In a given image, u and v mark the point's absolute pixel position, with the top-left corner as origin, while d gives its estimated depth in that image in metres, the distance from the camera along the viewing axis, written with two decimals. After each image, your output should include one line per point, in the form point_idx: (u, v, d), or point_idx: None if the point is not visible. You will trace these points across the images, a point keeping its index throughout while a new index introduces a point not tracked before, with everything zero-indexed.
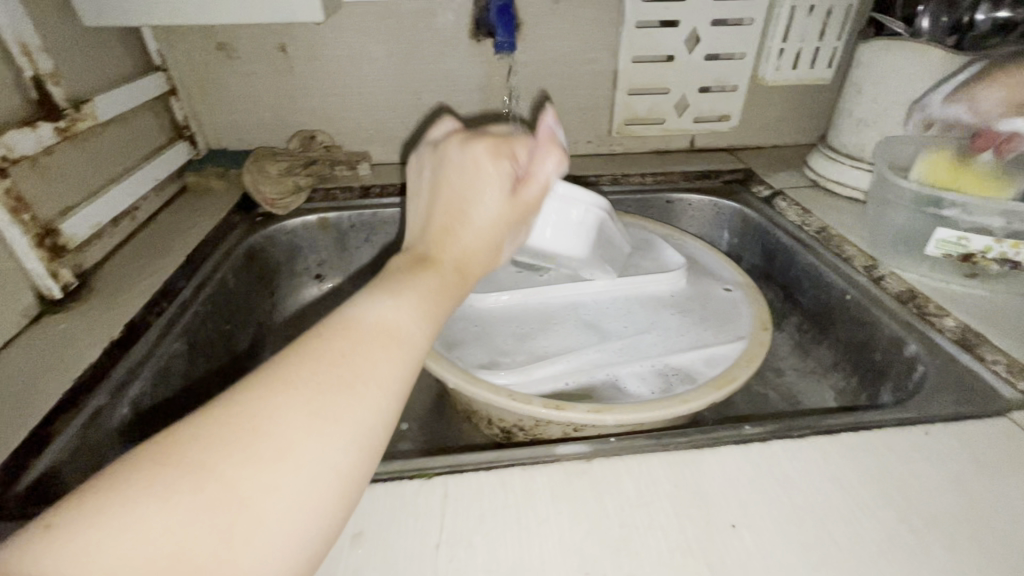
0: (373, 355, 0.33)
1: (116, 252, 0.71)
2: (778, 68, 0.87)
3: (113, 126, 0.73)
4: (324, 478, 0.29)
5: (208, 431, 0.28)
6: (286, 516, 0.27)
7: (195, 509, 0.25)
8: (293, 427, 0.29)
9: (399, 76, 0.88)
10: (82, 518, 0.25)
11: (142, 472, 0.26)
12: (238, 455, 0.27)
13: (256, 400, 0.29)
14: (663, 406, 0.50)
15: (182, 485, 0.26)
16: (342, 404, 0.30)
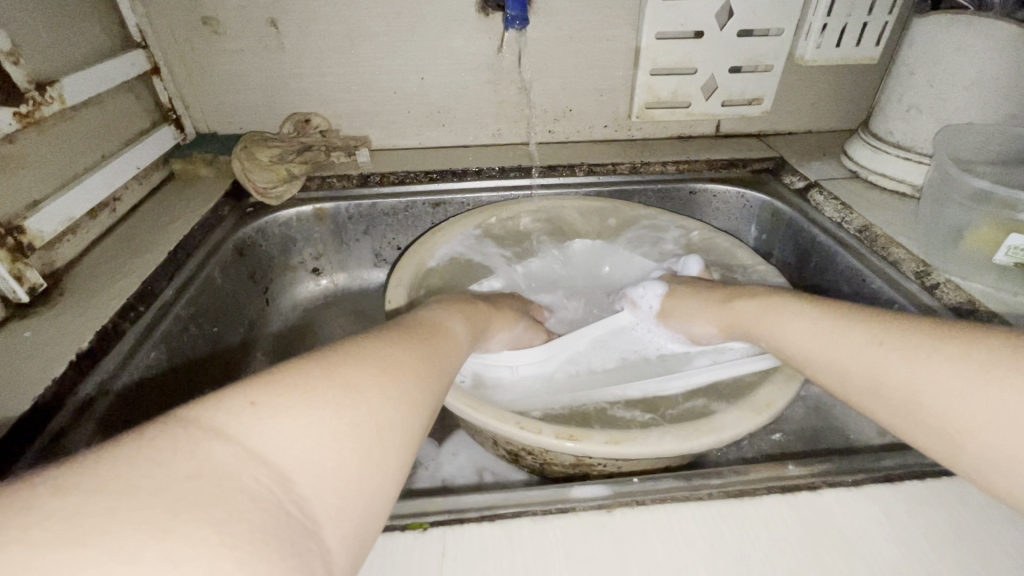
0: (442, 341, 0.42)
1: (93, 247, 0.66)
2: (820, 45, 0.77)
3: (86, 111, 0.67)
4: (430, 423, 0.34)
5: (355, 362, 0.32)
6: (411, 444, 0.31)
7: (357, 421, 0.28)
8: (412, 375, 0.34)
9: (400, 54, 0.81)
10: (269, 406, 0.26)
11: (308, 381, 0.29)
12: (377, 386, 0.31)
13: (383, 351, 0.34)
14: (692, 436, 0.44)
15: (348, 399, 0.29)
16: (433, 368, 0.37)
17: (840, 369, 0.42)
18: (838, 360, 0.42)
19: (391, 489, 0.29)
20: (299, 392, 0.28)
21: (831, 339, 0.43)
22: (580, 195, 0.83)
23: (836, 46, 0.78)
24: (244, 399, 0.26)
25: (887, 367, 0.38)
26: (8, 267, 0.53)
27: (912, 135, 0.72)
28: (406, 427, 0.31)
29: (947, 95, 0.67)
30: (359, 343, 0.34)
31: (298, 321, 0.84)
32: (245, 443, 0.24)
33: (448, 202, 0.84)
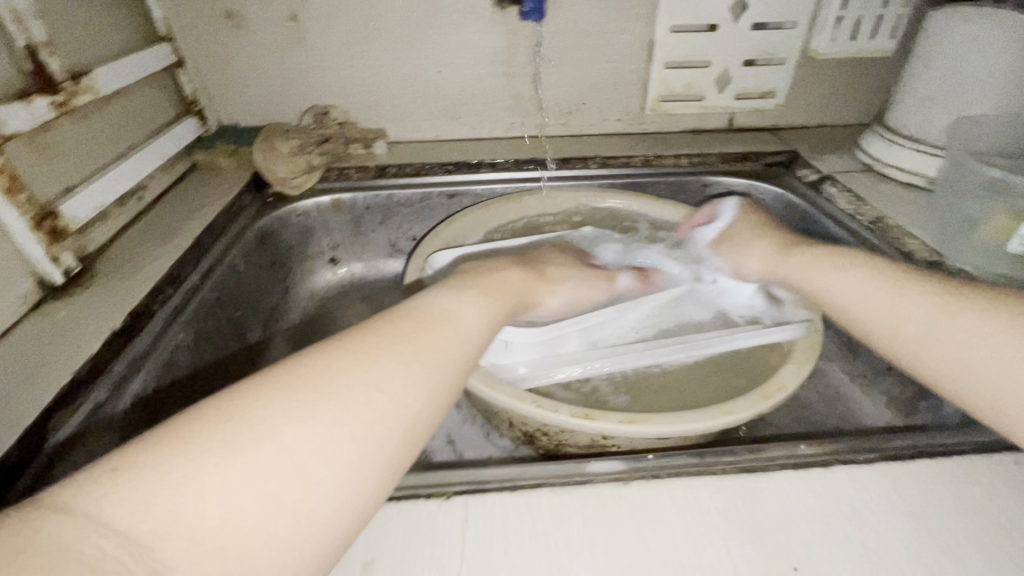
0: (425, 340, 0.37)
1: (121, 234, 0.68)
2: (834, 38, 0.78)
3: (115, 101, 0.69)
4: (372, 453, 0.30)
5: (270, 394, 0.30)
6: (337, 484, 0.28)
7: (254, 468, 0.26)
8: (351, 399, 0.31)
9: (417, 47, 0.82)
10: (143, 466, 0.25)
11: (200, 430, 0.27)
12: (292, 422, 0.29)
13: (315, 370, 0.32)
14: (705, 417, 0.45)
15: (246, 444, 0.27)
16: (394, 380, 0.33)
17: (880, 326, 0.45)
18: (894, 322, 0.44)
19: (300, 535, 0.27)
20: (180, 444, 0.26)
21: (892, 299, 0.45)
22: (594, 186, 0.84)
23: (851, 39, 0.78)
24: (120, 460, 0.26)
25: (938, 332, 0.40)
26: (44, 250, 0.56)
27: (926, 127, 0.72)
28: (322, 462, 0.28)
29: (962, 87, 0.67)
30: (290, 364, 0.32)
31: (315, 309, 0.86)
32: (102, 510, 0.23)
33: (463, 193, 0.85)
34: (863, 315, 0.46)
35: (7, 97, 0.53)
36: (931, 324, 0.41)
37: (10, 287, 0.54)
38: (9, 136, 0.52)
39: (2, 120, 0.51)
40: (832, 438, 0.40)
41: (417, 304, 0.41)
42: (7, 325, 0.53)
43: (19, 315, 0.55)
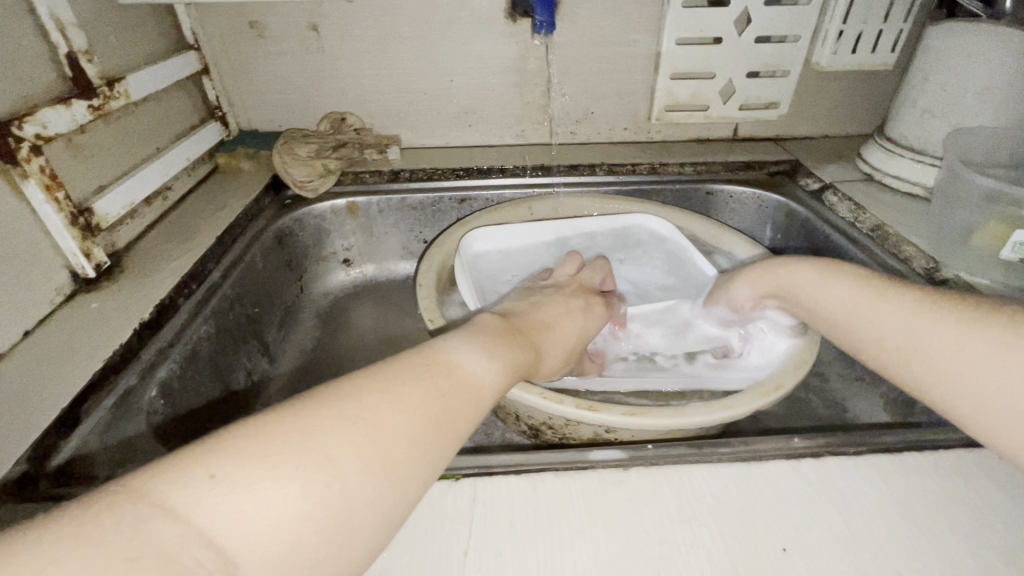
0: (476, 391, 0.38)
1: (148, 231, 0.72)
2: (835, 52, 0.80)
3: (145, 106, 0.72)
4: (412, 500, 0.32)
5: (339, 422, 0.31)
6: (378, 526, 0.30)
7: (321, 505, 0.28)
8: (409, 449, 0.32)
9: (431, 57, 0.86)
10: (229, 480, 0.26)
11: (274, 453, 0.28)
12: (359, 461, 0.30)
13: (380, 403, 0.33)
14: (703, 412, 0.47)
15: (319, 476, 0.28)
16: (444, 434, 0.34)
17: (846, 324, 0.47)
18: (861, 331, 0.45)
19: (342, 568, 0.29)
20: (259, 463, 0.27)
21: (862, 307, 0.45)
22: (600, 193, 0.86)
23: (852, 52, 0.81)
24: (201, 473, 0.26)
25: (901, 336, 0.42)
26: (78, 244, 0.59)
27: (925, 139, 0.74)
28: (375, 506, 0.30)
29: (959, 100, 0.69)
30: (354, 390, 0.33)
31: (328, 308, 0.89)
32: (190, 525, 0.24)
33: (472, 198, 0.88)
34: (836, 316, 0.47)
35: (48, 101, 0.57)
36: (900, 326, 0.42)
37: (46, 279, 0.57)
38: (50, 136, 0.55)
39: (44, 122, 0.54)
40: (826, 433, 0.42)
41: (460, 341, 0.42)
42: (42, 315, 0.56)
43: (54, 306, 0.58)
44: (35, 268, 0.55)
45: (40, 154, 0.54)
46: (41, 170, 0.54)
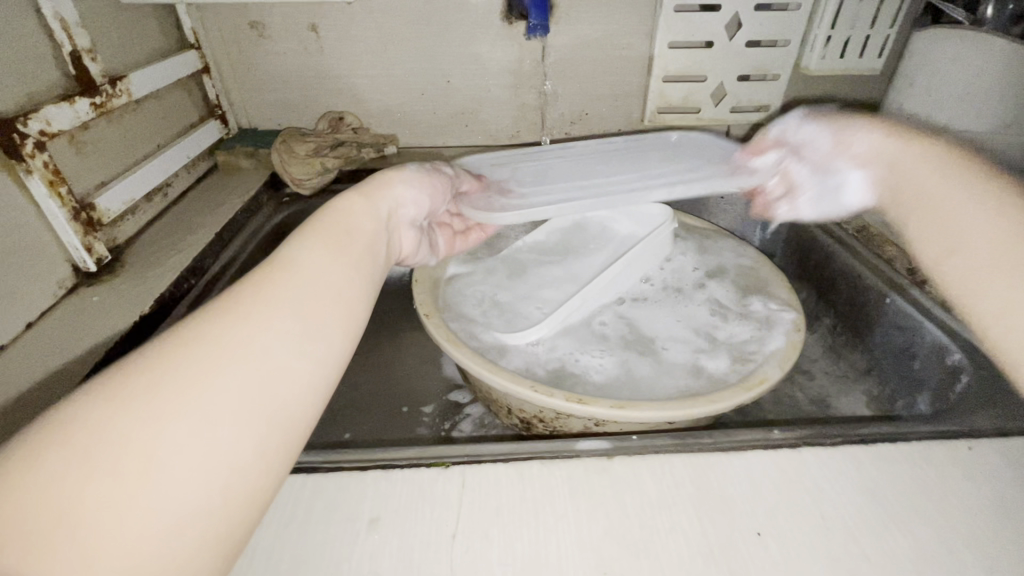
0: (257, 285, 0.35)
1: (148, 226, 0.73)
2: (824, 57, 0.81)
3: (145, 105, 0.74)
4: (214, 401, 0.29)
5: (96, 402, 0.27)
6: (182, 439, 0.27)
7: (75, 462, 0.25)
8: (178, 362, 0.30)
9: (428, 58, 0.87)
10: None
11: (17, 477, 0.24)
12: (106, 404, 0.27)
13: (160, 363, 0.29)
14: (690, 405, 0.49)
15: (56, 448, 0.25)
16: (224, 331, 0.32)
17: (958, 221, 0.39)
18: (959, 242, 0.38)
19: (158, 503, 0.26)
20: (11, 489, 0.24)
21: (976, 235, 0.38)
22: None
23: (841, 57, 0.82)
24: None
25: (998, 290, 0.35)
26: (80, 239, 0.61)
27: None
28: (156, 426, 0.27)
29: (944, 104, 0.71)
30: (113, 368, 0.29)
31: None
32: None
33: None
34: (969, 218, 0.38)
35: (52, 98, 0.58)
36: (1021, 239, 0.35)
37: (48, 272, 0.59)
38: (54, 132, 0.56)
39: (48, 119, 0.56)
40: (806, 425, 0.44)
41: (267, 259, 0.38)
42: (43, 308, 0.58)
43: (55, 299, 0.59)
44: (37, 262, 0.57)
45: (45, 150, 0.56)
46: (44, 165, 0.55)
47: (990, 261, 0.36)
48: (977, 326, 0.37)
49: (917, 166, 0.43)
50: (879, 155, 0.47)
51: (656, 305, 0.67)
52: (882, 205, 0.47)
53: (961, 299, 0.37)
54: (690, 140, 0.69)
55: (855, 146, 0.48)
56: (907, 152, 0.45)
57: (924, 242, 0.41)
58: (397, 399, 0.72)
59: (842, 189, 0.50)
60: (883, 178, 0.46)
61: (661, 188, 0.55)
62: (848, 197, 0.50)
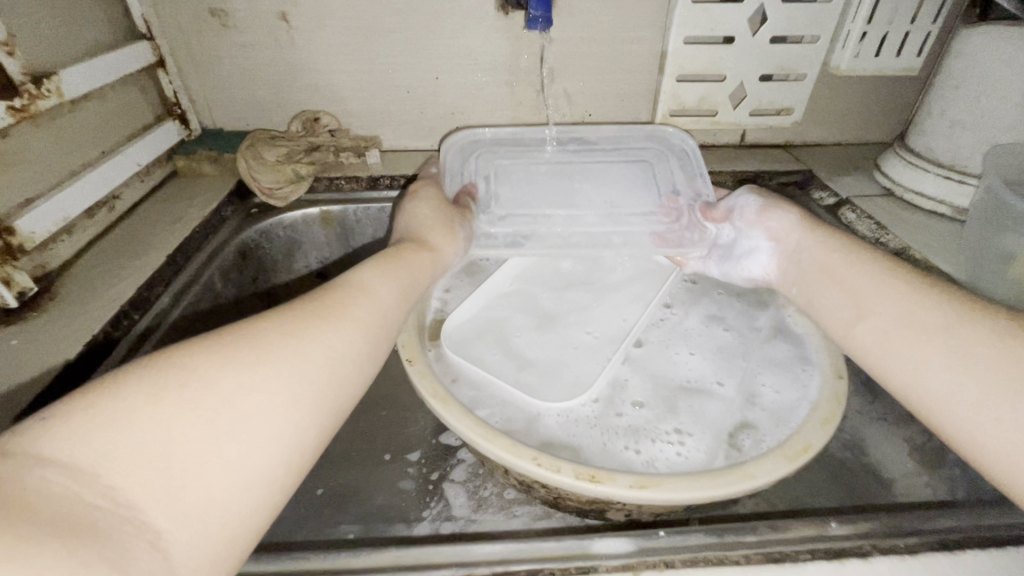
0: (338, 297, 0.42)
1: (90, 247, 0.64)
2: (857, 55, 0.72)
3: (84, 104, 0.64)
4: (300, 385, 0.34)
5: (210, 356, 0.32)
6: (271, 411, 0.32)
7: (187, 402, 0.29)
8: (277, 345, 0.35)
9: (413, 52, 0.77)
10: (74, 416, 0.27)
11: (140, 401, 0.28)
12: (219, 362, 0.32)
13: (243, 344, 0.34)
14: (723, 484, 0.41)
15: (175, 385, 0.30)
16: (313, 329, 0.37)
17: (886, 345, 0.44)
18: (891, 368, 0.43)
19: (242, 457, 0.30)
20: (122, 419, 0.27)
21: (899, 345, 0.43)
22: None
23: (875, 55, 0.73)
24: (56, 443, 0.26)
25: (933, 399, 0.40)
26: None
27: (952, 152, 0.67)
28: (256, 393, 0.32)
29: (990, 113, 0.62)
30: (223, 332, 0.34)
31: None
32: (61, 492, 0.25)
33: None
34: (893, 342, 0.44)
35: None
36: (913, 313, 0.44)
37: None
38: None
39: None
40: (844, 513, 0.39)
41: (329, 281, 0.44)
42: None
43: None
44: None
45: None
46: None
47: (890, 332, 0.44)
48: (894, 386, 0.43)
49: (829, 267, 0.52)
50: (787, 232, 0.58)
51: (678, 343, 0.59)
52: (798, 279, 0.56)
53: (877, 363, 0.45)
54: (672, 155, 0.74)
55: (772, 221, 0.59)
56: (810, 240, 0.56)
57: (836, 311, 0.50)
58: (379, 443, 0.63)
59: (748, 259, 0.62)
60: (780, 261, 0.59)
61: (622, 235, 0.63)
62: (751, 264, 0.61)
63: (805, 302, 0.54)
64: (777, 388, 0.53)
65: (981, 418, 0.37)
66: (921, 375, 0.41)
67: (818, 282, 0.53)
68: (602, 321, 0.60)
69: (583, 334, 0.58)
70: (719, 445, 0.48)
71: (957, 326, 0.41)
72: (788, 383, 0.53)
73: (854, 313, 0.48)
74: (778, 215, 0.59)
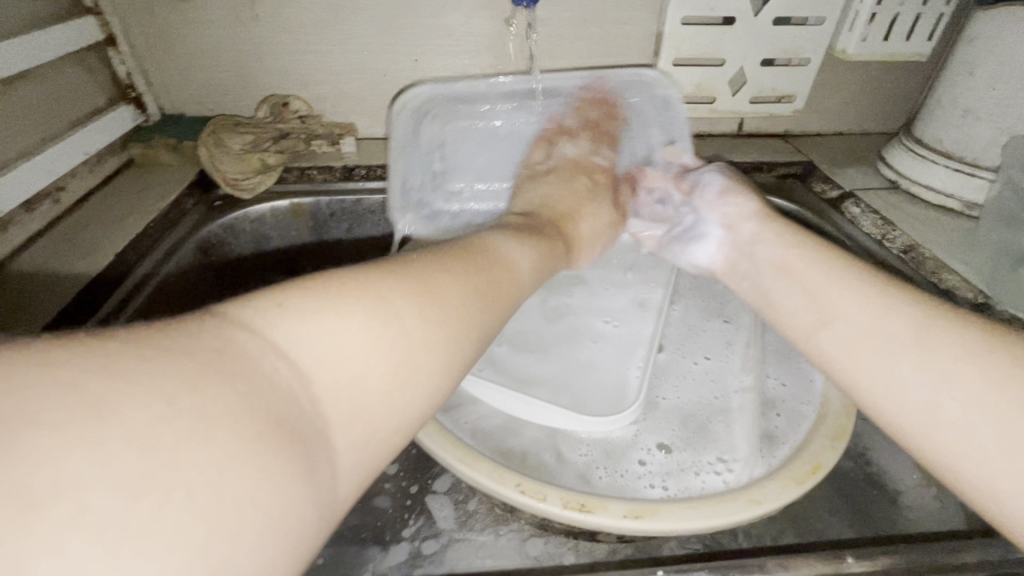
0: (497, 273, 0.41)
1: (30, 243, 0.59)
2: (864, 38, 0.68)
3: (17, 84, 0.58)
4: (458, 351, 0.33)
5: (399, 295, 0.32)
6: (436, 368, 0.32)
7: (378, 337, 0.29)
8: (448, 300, 0.34)
9: (390, 32, 0.71)
10: (298, 309, 0.28)
11: (350, 319, 0.29)
12: (411, 303, 0.32)
13: (420, 289, 0.33)
14: (726, 512, 0.37)
15: (377, 315, 0.30)
16: (472, 299, 0.36)
17: (856, 353, 0.40)
18: (861, 378, 0.39)
19: (404, 406, 0.30)
20: (330, 334, 0.28)
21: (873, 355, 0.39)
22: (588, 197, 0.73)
23: (883, 39, 0.69)
24: (282, 335, 0.27)
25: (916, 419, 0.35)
26: None
27: (964, 143, 0.63)
28: (430, 347, 0.32)
29: (1012, 100, 0.58)
30: (403, 269, 0.34)
31: None
32: (279, 383, 0.25)
33: None
34: (859, 351, 0.40)
35: None
36: (880, 321, 0.40)
37: None
38: None
39: None
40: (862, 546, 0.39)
41: (480, 238, 0.45)
42: None
43: None
44: None
45: None
46: None
47: (857, 342, 0.40)
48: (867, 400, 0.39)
49: (786, 261, 0.49)
50: (740, 220, 0.57)
51: (682, 341, 0.56)
52: (744, 267, 0.54)
53: (847, 374, 0.40)
54: (650, 119, 0.77)
55: (730, 206, 0.59)
56: (765, 230, 0.54)
57: (797, 315, 0.46)
58: None
59: (695, 244, 0.62)
60: (727, 250, 0.58)
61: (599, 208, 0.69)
62: (698, 251, 0.61)
63: (759, 299, 0.51)
64: (785, 399, 0.49)
65: (972, 445, 0.32)
66: (908, 395, 0.36)
67: (773, 277, 0.50)
68: (614, 310, 0.59)
69: (592, 323, 0.57)
70: (751, 456, 0.45)
71: (928, 340, 0.37)
72: (795, 382, 0.51)
73: (818, 312, 0.44)
74: (734, 199, 0.59)
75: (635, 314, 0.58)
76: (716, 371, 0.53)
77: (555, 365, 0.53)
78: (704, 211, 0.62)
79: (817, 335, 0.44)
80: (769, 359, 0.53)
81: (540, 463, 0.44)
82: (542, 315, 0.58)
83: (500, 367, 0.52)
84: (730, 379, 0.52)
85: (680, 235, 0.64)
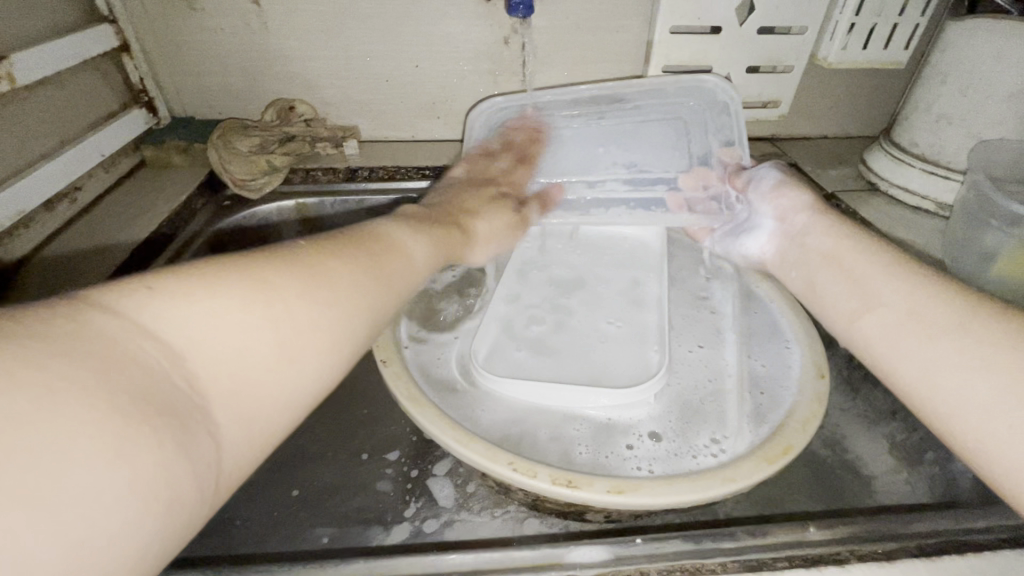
0: (390, 260, 0.41)
1: (49, 241, 0.62)
2: (844, 47, 0.71)
3: (38, 90, 0.61)
4: (343, 335, 0.34)
5: (283, 278, 0.32)
6: (320, 351, 0.32)
7: (259, 321, 0.30)
8: (336, 287, 0.35)
9: (392, 39, 0.75)
10: (169, 290, 0.28)
11: (227, 301, 0.29)
12: (296, 287, 0.32)
13: (305, 274, 0.33)
14: (700, 489, 0.40)
15: (259, 296, 0.30)
16: (363, 283, 0.37)
17: (894, 342, 0.41)
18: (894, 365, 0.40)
19: (286, 388, 0.30)
20: (208, 318, 0.28)
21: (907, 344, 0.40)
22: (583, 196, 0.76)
23: (863, 48, 0.72)
24: (152, 315, 0.27)
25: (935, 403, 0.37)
26: None
27: (939, 147, 0.67)
28: (317, 329, 0.32)
29: (982, 107, 0.61)
30: (288, 254, 0.34)
31: None
32: (150, 365, 0.25)
33: None
34: (903, 338, 0.41)
35: None
36: (922, 308, 0.41)
37: None
38: None
39: None
40: (828, 518, 0.42)
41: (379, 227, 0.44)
42: None
43: None
44: None
45: None
46: None
47: (896, 329, 0.41)
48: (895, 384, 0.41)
49: (837, 251, 0.51)
50: (794, 212, 0.57)
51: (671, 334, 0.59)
52: (799, 260, 0.55)
53: (884, 360, 0.41)
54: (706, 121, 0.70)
55: (783, 199, 0.58)
56: (817, 222, 0.55)
57: (839, 301, 0.47)
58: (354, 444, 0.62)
59: (750, 235, 0.61)
60: (779, 240, 0.58)
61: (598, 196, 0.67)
62: (749, 241, 0.61)
63: (806, 288, 0.53)
64: (765, 389, 0.52)
65: (991, 425, 0.34)
66: (924, 379, 0.38)
67: (825, 268, 0.51)
68: (616, 308, 0.60)
69: (596, 319, 0.59)
70: (731, 440, 0.48)
71: (969, 326, 0.38)
72: (775, 370, 0.54)
73: (861, 301, 0.45)
74: (784, 194, 0.59)
75: (638, 307, 0.60)
76: (704, 361, 0.55)
77: (583, 359, 0.54)
78: (755, 206, 0.61)
79: (860, 318, 0.45)
80: (768, 354, 0.55)
81: (535, 442, 0.48)
82: (551, 313, 0.59)
83: (546, 357, 0.55)
84: (723, 369, 0.55)
85: (736, 228, 0.63)
